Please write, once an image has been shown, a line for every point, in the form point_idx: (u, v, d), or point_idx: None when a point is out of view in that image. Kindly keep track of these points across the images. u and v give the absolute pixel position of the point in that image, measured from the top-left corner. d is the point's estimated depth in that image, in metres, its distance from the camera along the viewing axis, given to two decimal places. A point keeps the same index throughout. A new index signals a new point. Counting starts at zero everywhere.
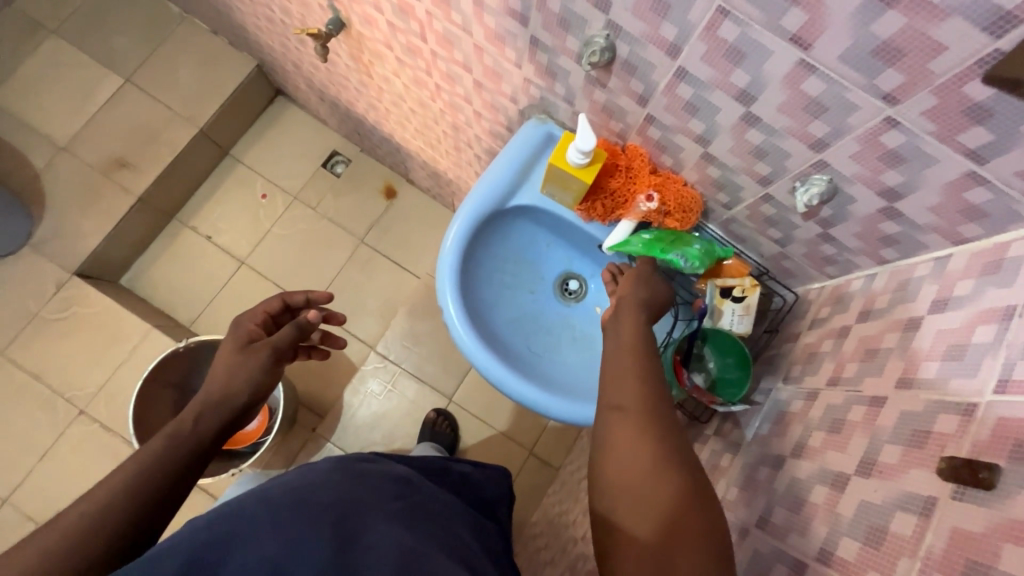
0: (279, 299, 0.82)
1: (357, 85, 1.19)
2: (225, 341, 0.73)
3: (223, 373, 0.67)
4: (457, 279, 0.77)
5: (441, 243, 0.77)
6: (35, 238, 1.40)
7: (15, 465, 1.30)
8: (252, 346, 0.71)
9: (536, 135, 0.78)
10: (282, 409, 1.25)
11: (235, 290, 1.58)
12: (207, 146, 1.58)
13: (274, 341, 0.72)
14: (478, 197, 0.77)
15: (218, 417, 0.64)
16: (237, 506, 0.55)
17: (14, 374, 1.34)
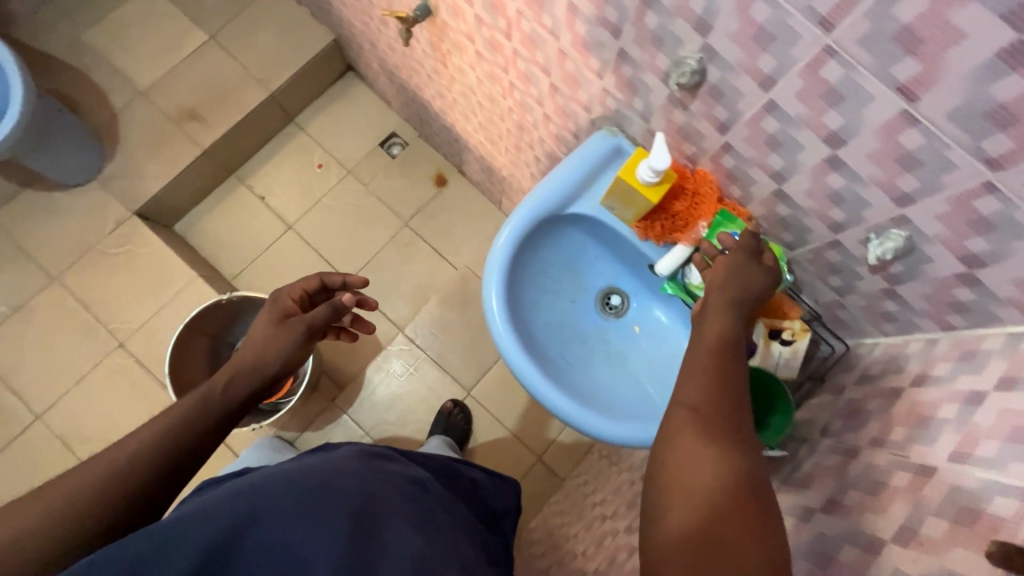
0: (318, 279, 0.85)
1: (431, 71, 1.21)
2: (263, 310, 0.77)
3: (258, 344, 0.71)
4: (504, 276, 0.78)
5: (494, 240, 0.78)
6: (104, 174, 1.47)
7: (52, 385, 1.36)
8: (286, 322, 0.75)
9: (605, 146, 0.78)
10: (308, 374, 1.28)
11: (279, 252, 1.63)
12: (274, 110, 1.62)
13: (308, 320, 0.76)
14: (537, 199, 0.78)
15: (240, 390, 0.65)
16: (256, 483, 0.57)
17: (65, 299, 1.40)
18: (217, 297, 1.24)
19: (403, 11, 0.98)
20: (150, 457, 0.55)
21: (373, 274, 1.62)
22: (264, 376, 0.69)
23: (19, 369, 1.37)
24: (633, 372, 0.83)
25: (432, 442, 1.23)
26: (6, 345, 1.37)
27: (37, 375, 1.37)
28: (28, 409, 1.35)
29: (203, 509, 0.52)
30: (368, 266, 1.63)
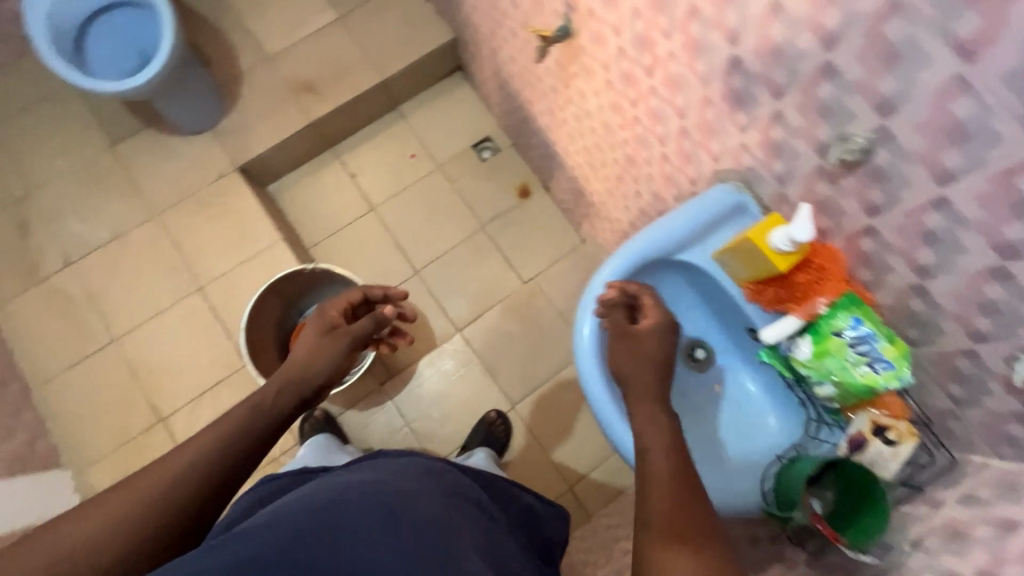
0: (361, 292, 0.96)
1: (549, 89, 1.22)
2: (311, 323, 0.87)
3: (308, 352, 0.81)
4: (598, 315, 0.77)
5: (594, 276, 0.78)
6: (219, 127, 1.55)
7: (133, 313, 1.44)
8: (333, 333, 0.85)
9: (726, 201, 0.76)
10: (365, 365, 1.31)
11: (358, 231, 1.67)
12: (383, 95, 1.68)
13: (352, 331, 0.86)
14: (646, 245, 0.77)
15: (290, 397, 0.75)
16: (332, 493, 0.64)
17: (160, 236, 1.49)
18: (301, 265, 1.29)
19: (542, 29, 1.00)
20: (193, 475, 0.64)
21: (442, 269, 1.65)
22: (313, 385, 0.79)
23: (108, 292, 1.45)
24: (708, 431, 0.82)
25: (475, 453, 1.23)
26: (101, 268, 1.46)
27: (122, 301, 1.45)
28: (107, 331, 1.43)
29: (290, 518, 0.59)
30: (438, 261, 1.66)
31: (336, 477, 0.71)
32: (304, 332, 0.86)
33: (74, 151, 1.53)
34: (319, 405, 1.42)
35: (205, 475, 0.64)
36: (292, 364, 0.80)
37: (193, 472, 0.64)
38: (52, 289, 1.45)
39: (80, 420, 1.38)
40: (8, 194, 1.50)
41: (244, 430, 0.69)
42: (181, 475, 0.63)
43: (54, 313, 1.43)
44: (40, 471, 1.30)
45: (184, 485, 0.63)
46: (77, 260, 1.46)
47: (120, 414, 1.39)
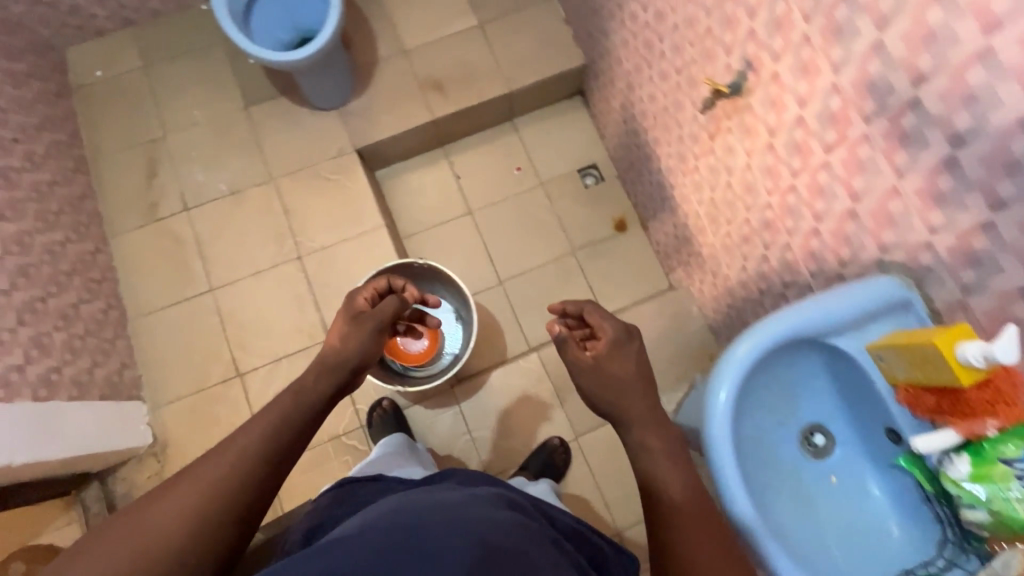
0: (384, 280, 1.09)
1: (686, 136, 1.21)
2: (342, 311, 1.01)
3: (343, 338, 0.96)
4: (737, 383, 0.75)
5: (738, 343, 0.76)
6: (346, 108, 1.61)
7: (233, 268, 1.50)
8: (359, 321, 0.99)
9: (892, 295, 0.74)
10: (466, 358, 1.38)
11: (451, 232, 1.70)
12: (503, 106, 1.70)
13: (377, 316, 1.00)
14: (798, 323, 0.75)
15: (328, 377, 0.90)
16: (414, 513, 0.63)
17: (272, 200, 1.54)
18: (413, 259, 1.31)
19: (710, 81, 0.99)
20: (248, 463, 0.74)
21: (527, 286, 1.66)
22: (348, 365, 0.93)
23: (215, 244, 1.51)
24: (822, 523, 0.78)
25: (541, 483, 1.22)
26: (213, 220, 1.53)
27: (225, 255, 1.51)
28: (206, 280, 1.49)
29: (372, 535, 0.59)
30: (524, 276, 1.67)
31: (432, 497, 0.69)
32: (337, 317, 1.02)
33: (210, 105, 1.60)
34: (388, 394, 1.43)
35: (254, 467, 0.74)
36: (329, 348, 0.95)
37: (235, 475, 0.73)
38: (165, 230, 1.51)
39: (166, 359, 1.44)
40: (144, 133, 1.58)
41: (282, 423, 0.80)
42: (225, 479, 0.72)
43: (163, 253, 1.50)
44: (123, 401, 1.34)
45: (234, 480, 0.73)
46: (193, 207, 1.53)
47: (203, 361, 1.44)
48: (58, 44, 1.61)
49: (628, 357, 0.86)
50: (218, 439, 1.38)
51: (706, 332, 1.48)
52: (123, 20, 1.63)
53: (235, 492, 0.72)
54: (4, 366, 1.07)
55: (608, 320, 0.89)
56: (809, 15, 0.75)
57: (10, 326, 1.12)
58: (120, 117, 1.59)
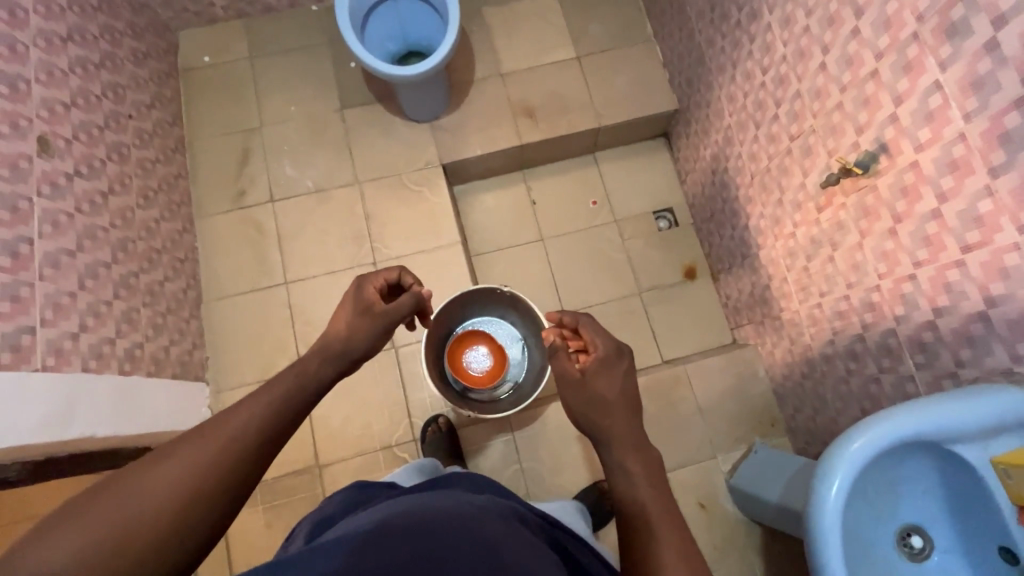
0: (396, 274, 1.00)
1: (788, 202, 1.20)
2: (348, 298, 0.91)
3: (348, 326, 0.86)
4: (850, 477, 0.73)
5: (854, 436, 0.74)
6: (438, 123, 1.63)
7: (310, 265, 1.52)
8: (372, 312, 0.90)
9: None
10: (534, 396, 1.33)
11: (520, 256, 1.70)
12: (588, 140, 1.71)
13: (386, 314, 0.91)
14: (919, 424, 0.73)
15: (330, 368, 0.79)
16: (421, 514, 0.60)
17: (355, 203, 1.57)
18: (498, 287, 1.31)
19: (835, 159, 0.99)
20: (252, 434, 0.62)
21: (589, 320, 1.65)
22: (346, 360, 0.83)
23: (294, 238, 1.54)
24: None
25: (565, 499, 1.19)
26: (297, 214, 1.56)
27: (304, 250, 1.53)
28: (282, 273, 1.51)
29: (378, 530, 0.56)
30: (587, 311, 1.66)
31: (443, 500, 0.67)
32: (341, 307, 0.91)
33: (307, 103, 1.64)
34: (444, 412, 1.44)
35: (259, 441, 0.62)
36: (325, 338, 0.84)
37: (238, 447, 0.60)
38: (249, 218, 1.55)
39: (234, 345, 1.47)
40: (241, 122, 1.62)
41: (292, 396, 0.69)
42: (227, 448, 0.59)
43: (244, 240, 1.53)
44: (189, 380, 1.38)
45: (237, 451, 0.60)
46: (279, 200, 1.56)
47: (268, 353, 1.46)
48: (173, 26, 1.67)
49: (614, 375, 0.93)
50: None
51: (771, 396, 1.45)
52: (237, 11, 1.69)
53: (237, 464, 0.59)
54: (99, 338, 1.10)
55: (600, 339, 0.98)
56: (970, 115, 0.74)
57: (107, 299, 1.15)
58: (221, 104, 1.64)
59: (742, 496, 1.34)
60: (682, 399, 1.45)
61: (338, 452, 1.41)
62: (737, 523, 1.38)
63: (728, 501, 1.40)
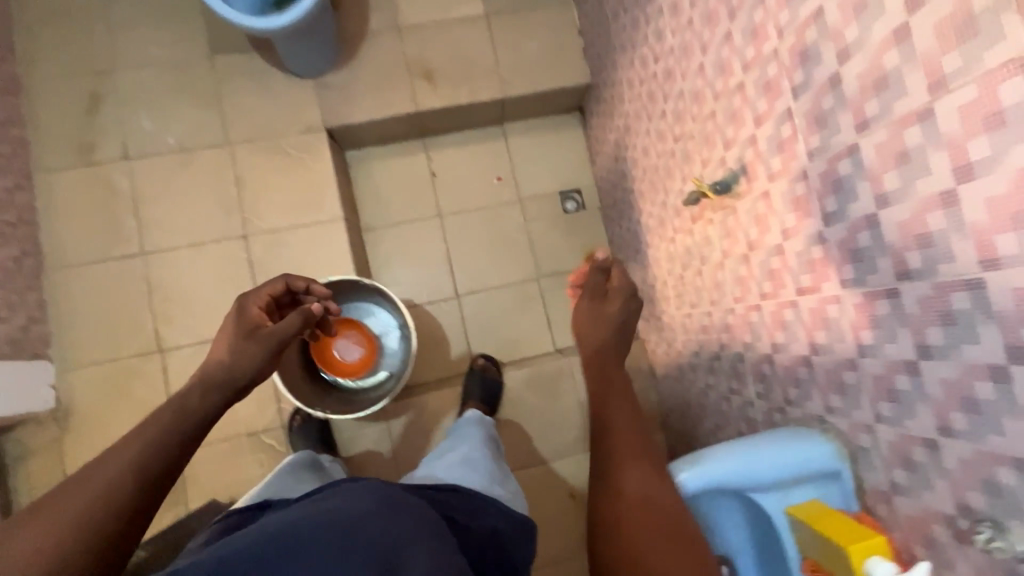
0: (283, 283, 0.98)
1: (671, 205, 1.14)
2: (231, 322, 0.86)
3: (230, 353, 0.79)
4: None
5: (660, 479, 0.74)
6: (324, 80, 1.46)
7: (170, 235, 1.37)
8: (255, 335, 0.82)
9: (826, 464, 0.72)
10: (402, 384, 1.29)
11: (415, 233, 1.60)
12: (495, 110, 1.58)
13: (274, 331, 0.83)
14: (723, 470, 0.74)
15: (198, 399, 0.72)
16: (304, 512, 0.58)
17: (224, 167, 1.41)
18: (361, 279, 1.23)
19: (702, 176, 0.92)
20: (128, 465, 0.61)
21: (483, 304, 1.60)
22: (235, 384, 0.76)
23: (152, 203, 1.38)
24: None
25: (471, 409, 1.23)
26: (156, 176, 1.38)
27: (163, 217, 1.38)
28: (137, 242, 1.36)
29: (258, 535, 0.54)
30: (483, 294, 1.60)
31: (328, 492, 0.65)
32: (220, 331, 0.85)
33: (171, 46, 1.43)
34: None
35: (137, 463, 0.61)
36: (205, 366, 0.78)
37: (111, 496, 0.58)
38: (99, 177, 1.37)
39: (80, 320, 1.33)
40: (91, 61, 1.40)
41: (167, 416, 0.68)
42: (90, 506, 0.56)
43: (94, 203, 1.36)
44: (25, 359, 1.23)
45: (116, 484, 0.59)
46: (135, 158, 1.38)
47: (121, 330, 1.33)
48: None
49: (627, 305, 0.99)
50: (126, 418, 1.30)
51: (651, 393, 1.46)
52: None
53: (118, 492, 0.59)
54: None
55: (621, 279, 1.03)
56: (813, 154, 0.68)
57: None
58: (66, 38, 1.41)
59: None
60: (563, 392, 1.44)
61: None
62: None
63: None
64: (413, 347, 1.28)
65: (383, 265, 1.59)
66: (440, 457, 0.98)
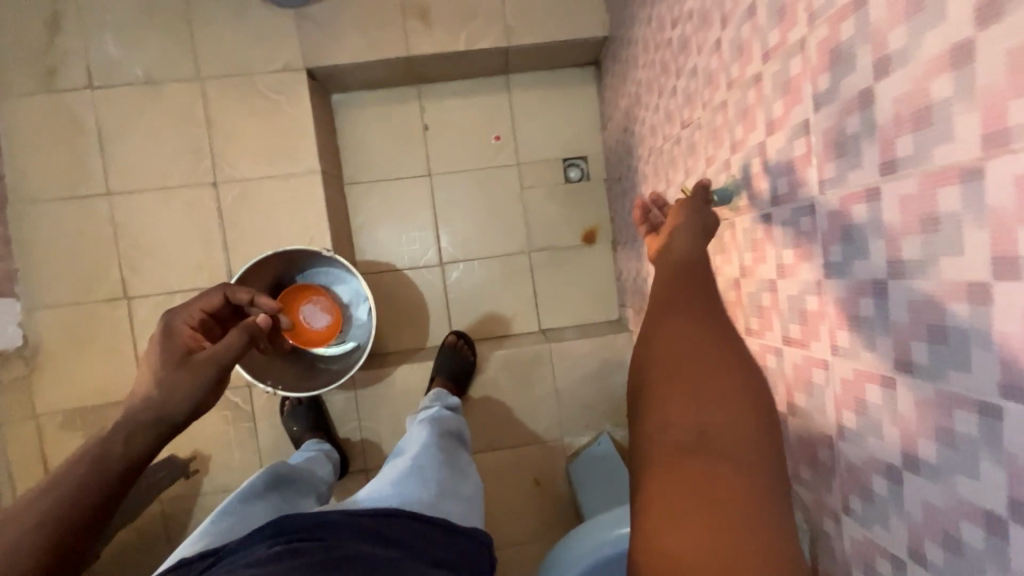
0: (220, 295, 0.84)
1: (670, 198, 1.00)
2: (155, 352, 0.68)
3: (156, 386, 0.63)
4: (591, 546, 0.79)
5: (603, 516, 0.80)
6: (306, 12, 1.29)
7: (136, 176, 1.29)
8: (188, 362, 0.67)
9: None
10: (365, 357, 1.23)
11: (400, 191, 1.49)
12: (498, 59, 1.40)
13: (210, 352, 0.68)
14: None
15: (127, 428, 0.58)
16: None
17: (194, 105, 1.29)
18: (321, 250, 1.16)
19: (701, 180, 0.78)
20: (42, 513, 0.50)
21: (468, 275, 1.50)
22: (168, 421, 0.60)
23: (119, 141, 1.29)
24: None
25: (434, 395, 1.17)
26: (123, 110, 1.28)
27: (131, 157, 1.29)
28: (103, 181, 1.29)
29: None
30: (468, 264, 1.50)
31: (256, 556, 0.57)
32: (142, 363, 0.68)
33: None
34: None
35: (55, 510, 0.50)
36: (126, 406, 0.61)
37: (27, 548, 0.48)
38: (63, 107, 1.27)
39: (45, 259, 1.29)
40: None
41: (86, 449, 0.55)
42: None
43: (58, 136, 1.28)
44: None
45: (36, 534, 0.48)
46: (100, 87, 1.28)
47: (87, 272, 1.29)
48: None
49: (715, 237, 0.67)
50: (93, 361, 1.30)
51: None
52: None
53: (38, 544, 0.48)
54: None
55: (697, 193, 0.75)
56: (825, 186, 0.54)
57: None
58: None
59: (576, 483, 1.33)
60: (539, 379, 1.36)
61: None
62: (569, 501, 1.40)
63: (564, 482, 1.39)
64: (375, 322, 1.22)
65: (365, 223, 1.49)
66: (392, 462, 0.89)
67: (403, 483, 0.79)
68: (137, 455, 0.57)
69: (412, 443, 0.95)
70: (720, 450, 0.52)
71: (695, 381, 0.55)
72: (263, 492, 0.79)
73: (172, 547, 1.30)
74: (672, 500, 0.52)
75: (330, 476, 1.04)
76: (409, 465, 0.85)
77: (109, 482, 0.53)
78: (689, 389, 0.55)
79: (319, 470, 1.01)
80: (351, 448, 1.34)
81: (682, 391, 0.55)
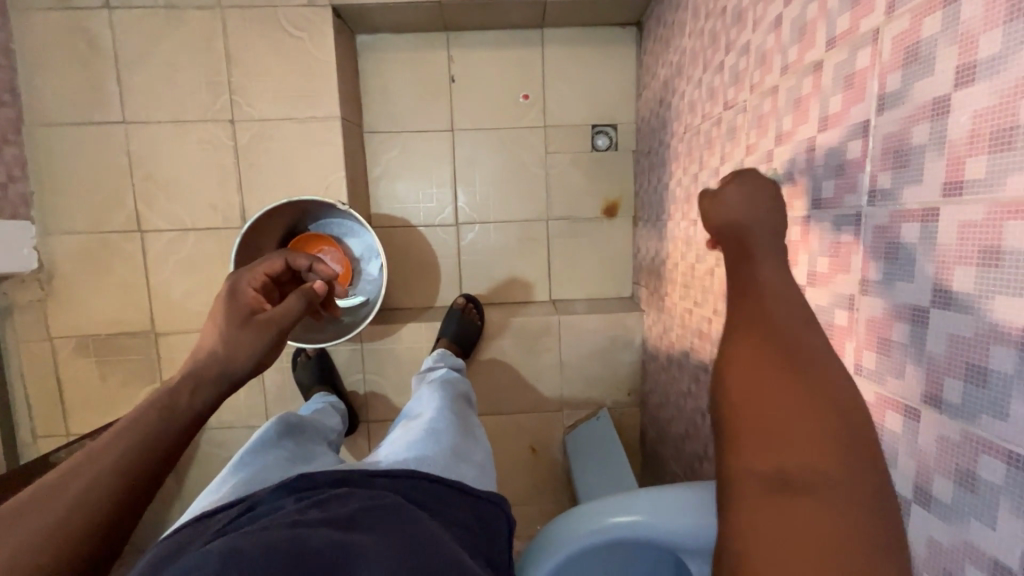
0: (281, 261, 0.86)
1: (702, 181, 0.95)
2: (222, 309, 0.69)
3: (225, 342, 0.64)
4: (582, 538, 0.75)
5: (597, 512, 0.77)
6: None
7: (154, 105, 1.26)
8: (253, 321, 0.68)
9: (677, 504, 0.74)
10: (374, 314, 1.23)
11: (421, 145, 1.44)
12: (535, 12, 1.31)
13: (274, 314, 0.70)
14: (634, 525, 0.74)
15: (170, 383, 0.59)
16: (249, 533, 0.48)
17: (214, 34, 1.23)
18: (335, 203, 1.14)
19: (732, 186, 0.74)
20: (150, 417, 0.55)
21: (483, 238, 1.47)
22: (231, 374, 0.63)
23: (136, 67, 1.24)
24: None
25: (441, 354, 1.17)
26: (140, 34, 1.23)
27: (148, 84, 1.25)
28: (119, 108, 1.26)
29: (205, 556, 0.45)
30: (484, 227, 1.47)
31: (284, 507, 0.54)
32: (209, 319, 0.69)
33: None
34: None
35: (152, 420, 0.54)
36: (194, 358, 0.63)
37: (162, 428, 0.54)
38: (81, 26, 1.22)
39: (62, 184, 1.28)
40: None
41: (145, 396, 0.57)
42: (67, 517, 0.46)
43: (74, 55, 1.24)
44: (7, 218, 1.22)
45: (167, 427, 0.55)
46: (116, 7, 1.22)
47: (103, 201, 1.28)
48: None
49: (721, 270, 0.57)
50: (107, 290, 1.31)
51: (636, 367, 1.38)
52: None
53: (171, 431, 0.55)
54: None
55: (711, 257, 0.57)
56: (876, 197, 0.50)
57: None
58: None
59: (571, 454, 1.35)
60: (545, 350, 1.36)
61: (175, 325, 1.33)
62: (562, 469, 1.43)
63: (559, 451, 1.42)
64: (384, 280, 1.22)
65: (383, 174, 1.45)
66: (403, 425, 0.85)
67: (410, 446, 0.75)
68: (194, 412, 0.59)
69: (423, 407, 0.91)
70: (819, 490, 0.36)
71: (767, 419, 0.40)
72: (277, 439, 0.80)
73: (179, 473, 1.36)
74: (764, 545, 0.36)
75: (338, 427, 1.05)
76: (413, 422, 0.84)
77: (176, 428, 0.55)
78: (774, 415, 0.40)
79: (327, 421, 1.02)
80: (355, 398, 1.36)
81: (754, 434, 0.40)
